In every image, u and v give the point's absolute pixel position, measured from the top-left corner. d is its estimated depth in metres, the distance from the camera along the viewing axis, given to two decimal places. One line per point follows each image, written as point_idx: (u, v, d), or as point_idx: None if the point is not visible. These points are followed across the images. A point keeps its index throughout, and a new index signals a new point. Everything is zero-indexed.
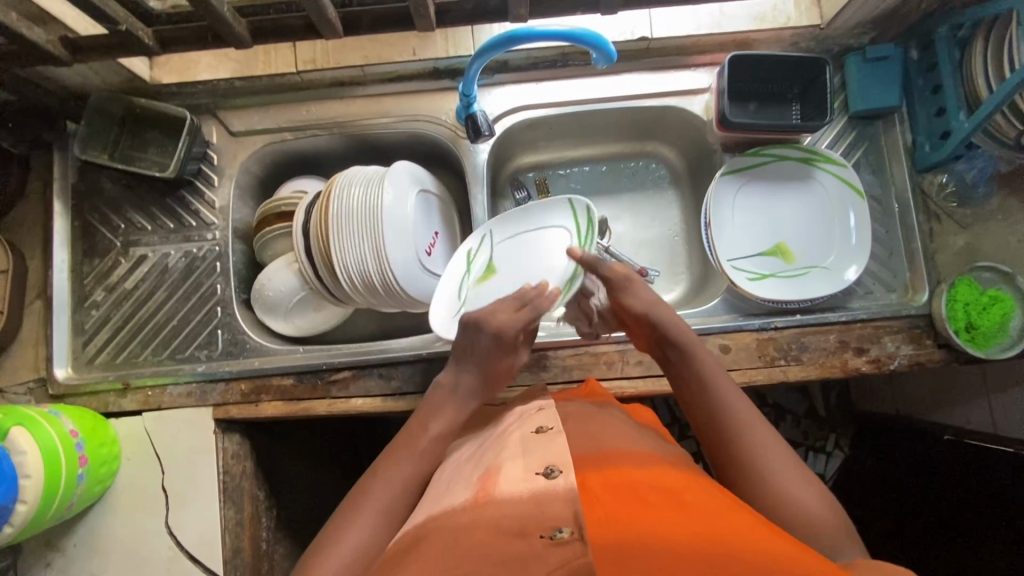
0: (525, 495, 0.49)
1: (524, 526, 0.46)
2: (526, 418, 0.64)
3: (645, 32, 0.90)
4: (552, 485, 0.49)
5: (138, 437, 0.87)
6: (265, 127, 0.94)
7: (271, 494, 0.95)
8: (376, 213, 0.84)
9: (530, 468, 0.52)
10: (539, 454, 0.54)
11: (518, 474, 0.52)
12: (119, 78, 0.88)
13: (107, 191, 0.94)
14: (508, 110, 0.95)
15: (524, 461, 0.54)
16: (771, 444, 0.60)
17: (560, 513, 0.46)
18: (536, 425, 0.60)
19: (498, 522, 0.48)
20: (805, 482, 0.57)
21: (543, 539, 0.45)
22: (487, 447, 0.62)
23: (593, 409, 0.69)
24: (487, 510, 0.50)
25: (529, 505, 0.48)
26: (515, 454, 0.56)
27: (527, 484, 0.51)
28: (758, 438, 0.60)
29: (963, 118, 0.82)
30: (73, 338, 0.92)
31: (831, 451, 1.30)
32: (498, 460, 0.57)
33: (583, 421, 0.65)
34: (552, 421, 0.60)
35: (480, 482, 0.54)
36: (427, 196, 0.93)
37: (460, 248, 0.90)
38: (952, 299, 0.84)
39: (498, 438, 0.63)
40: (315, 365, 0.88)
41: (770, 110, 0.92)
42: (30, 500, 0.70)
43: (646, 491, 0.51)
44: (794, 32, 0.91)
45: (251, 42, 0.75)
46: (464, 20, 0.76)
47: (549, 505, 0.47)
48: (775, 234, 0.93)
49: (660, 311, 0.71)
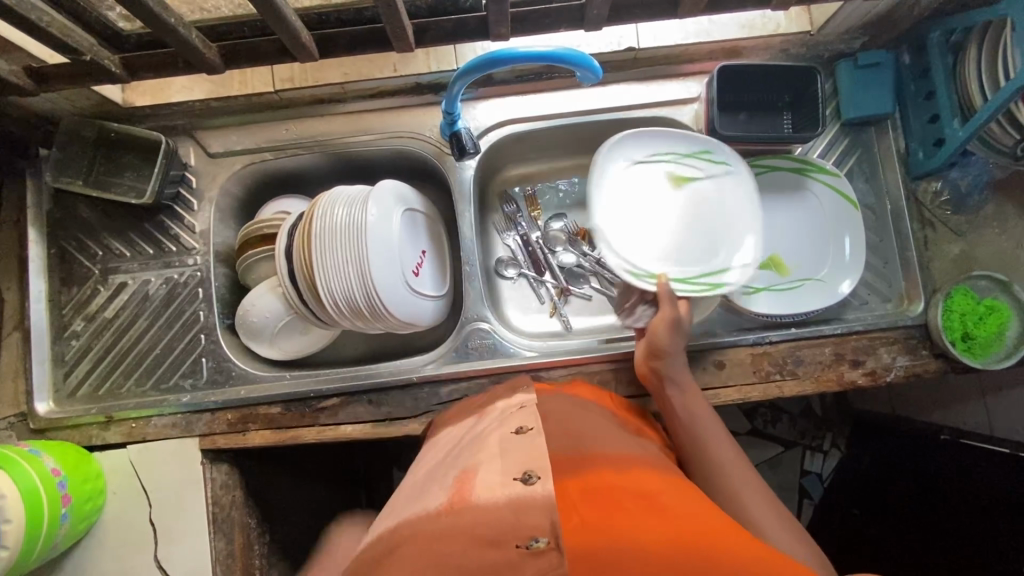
0: (502, 500, 0.49)
1: (501, 534, 0.46)
2: (507, 416, 0.63)
3: (632, 42, 0.87)
4: (531, 492, 0.49)
5: (123, 470, 0.85)
6: (243, 148, 0.92)
7: (263, 520, 0.94)
8: (364, 232, 0.82)
9: (508, 472, 0.52)
10: (518, 457, 0.53)
11: (495, 478, 0.51)
12: (90, 103, 0.85)
13: (83, 217, 0.92)
14: (495, 124, 0.92)
15: (502, 465, 0.53)
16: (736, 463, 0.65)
17: (537, 522, 0.46)
18: (517, 424, 0.59)
19: (474, 527, 0.47)
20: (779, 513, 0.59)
21: (519, 549, 0.45)
22: (462, 449, 0.61)
23: (570, 403, 0.66)
24: (463, 517, 0.49)
25: (506, 510, 0.48)
26: (492, 456, 0.55)
27: (504, 490, 0.50)
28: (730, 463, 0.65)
29: (957, 126, 0.80)
30: (54, 370, 0.89)
31: (828, 450, 1.30)
32: (474, 460, 0.56)
33: (563, 417, 0.62)
34: (533, 421, 0.58)
35: (456, 486, 0.53)
36: (414, 214, 0.92)
37: (713, 141, 0.86)
38: (948, 309, 0.83)
39: (474, 439, 0.61)
40: (302, 392, 0.87)
41: (761, 120, 0.90)
42: (11, 545, 0.68)
43: (622, 495, 0.50)
44: (784, 39, 0.89)
45: (223, 67, 0.72)
46: (444, 39, 0.73)
47: (527, 513, 0.47)
48: (767, 246, 0.90)
49: (678, 349, 0.75)
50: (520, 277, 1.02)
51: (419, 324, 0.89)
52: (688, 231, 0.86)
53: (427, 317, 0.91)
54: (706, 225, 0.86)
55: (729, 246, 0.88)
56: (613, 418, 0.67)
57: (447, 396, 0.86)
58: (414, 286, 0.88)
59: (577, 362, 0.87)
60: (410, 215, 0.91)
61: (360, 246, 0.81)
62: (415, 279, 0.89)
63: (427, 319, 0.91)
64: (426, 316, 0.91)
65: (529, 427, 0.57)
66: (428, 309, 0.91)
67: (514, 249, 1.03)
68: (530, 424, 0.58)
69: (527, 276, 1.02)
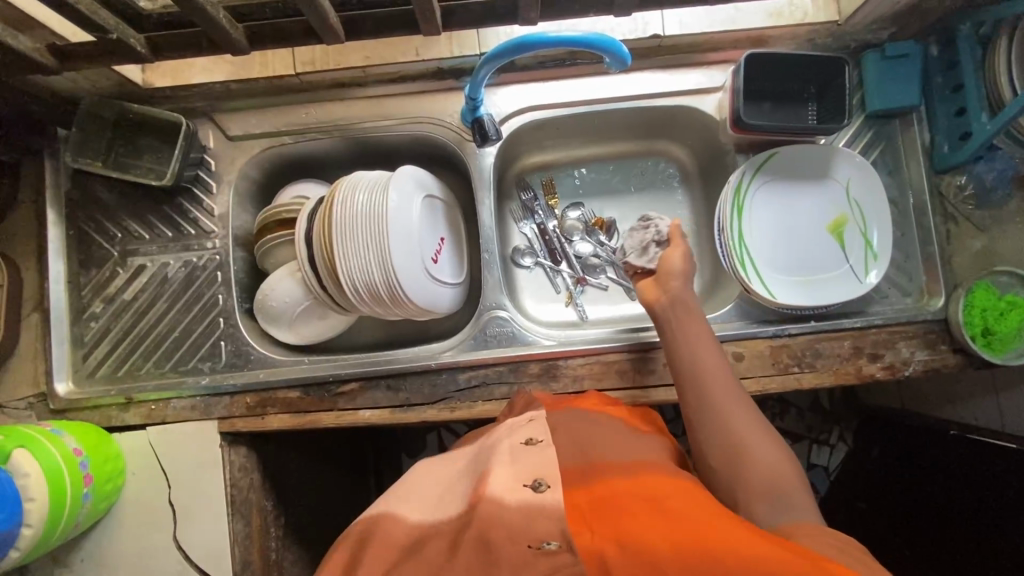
0: (513, 502, 0.50)
1: (512, 533, 0.48)
2: (515, 425, 0.63)
3: (657, 30, 0.86)
4: (542, 501, 0.51)
5: (142, 452, 0.86)
6: (263, 131, 0.91)
7: (279, 503, 0.94)
8: (377, 215, 0.81)
9: (518, 478, 0.53)
10: (529, 463, 0.55)
11: (506, 482, 0.53)
12: (110, 83, 0.84)
13: (102, 199, 0.91)
14: (517, 110, 0.92)
15: (513, 470, 0.54)
16: (727, 385, 0.67)
17: (547, 529, 0.48)
18: (526, 435, 0.59)
19: (491, 526, 0.49)
20: (769, 442, 0.62)
21: (532, 549, 0.47)
22: (476, 457, 0.61)
23: (582, 415, 0.66)
24: (479, 516, 0.50)
25: (519, 517, 0.49)
26: (503, 460, 0.56)
27: (515, 494, 0.51)
28: (724, 387, 0.67)
29: (985, 119, 0.80)
30: (73, 351, 0.90)
31: (835, 443, 1.31)
32: (485, 464, 0.56)
33: (574, 424, 0.63)
34: (543, 434, 0.59)
35: (471, 488, 0.55)
36: (427, 185, 0.90)
37: (880, 249, 0.87)
38: (969, 304, 0.83)
39: (487, 446, 0.62)
40: (321, 377, 0.87)
41: (786, 110, 0.89)
42: (35, 523, 0.69)
43: (626, 498, 0.50)
44: (810, 29, 0.88)
45: (247, 47, 0.72)
46: (471, 23, 0.72)
47: (537, 522, 0.49)
48: (809, 269, 0.89)
49: (688, 277, 0.79)
50: (536, 266, 1.02)
51: (439, 311, 0.90)
52: (787, 256, 0.89)
53: (444, 306, 0.91)
54: (798, 266, 0.89)
55: (795, 238, 0.90)
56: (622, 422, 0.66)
57: (465, 382, 0.87)
58: (434, 273, 0.88)
59: (596, 352, 0.87)
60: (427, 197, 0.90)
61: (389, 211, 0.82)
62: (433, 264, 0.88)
63: (447, 306, 0.92)
64: (443, 308, 0.91)
65: (540, 437, 0.58)
66: (446, 300, 0.91)
67: (531, 238, 1.03)
68: (541, 436, 0.59)
69: (543, 265, 1.02)
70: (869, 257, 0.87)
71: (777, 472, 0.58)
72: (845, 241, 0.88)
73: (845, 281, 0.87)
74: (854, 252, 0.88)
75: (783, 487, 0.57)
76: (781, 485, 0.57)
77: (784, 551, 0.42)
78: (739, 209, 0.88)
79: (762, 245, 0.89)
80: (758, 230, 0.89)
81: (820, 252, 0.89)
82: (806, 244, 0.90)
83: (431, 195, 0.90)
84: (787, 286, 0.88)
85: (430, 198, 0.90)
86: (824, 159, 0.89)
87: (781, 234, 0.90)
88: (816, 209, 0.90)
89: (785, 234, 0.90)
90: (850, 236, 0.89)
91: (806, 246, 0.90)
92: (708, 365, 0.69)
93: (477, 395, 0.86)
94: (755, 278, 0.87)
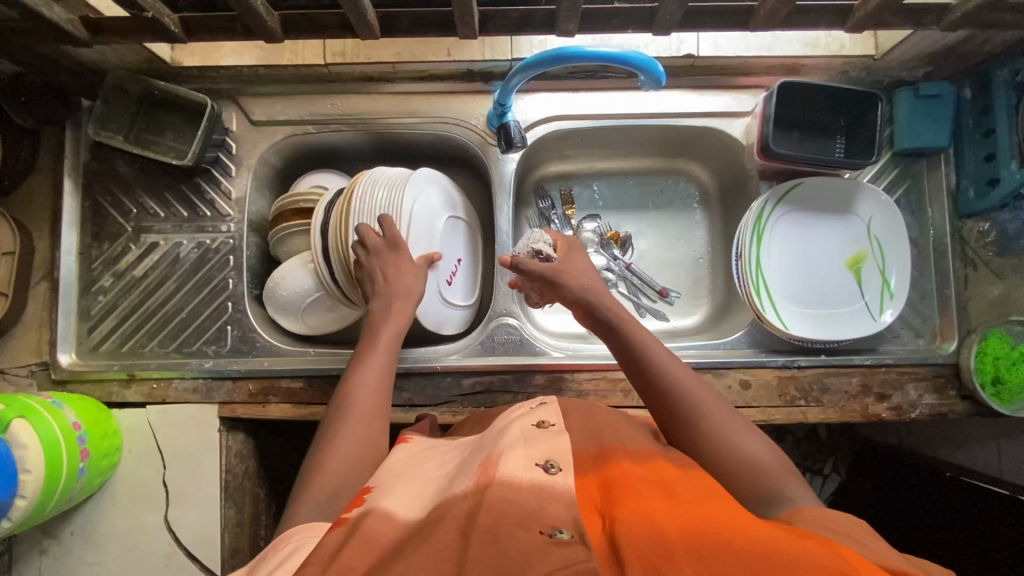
0: (526, 483, 0.49)
1: (526, 518, 0.44)
2: (524, 412, 0.64)
3: (691, 49, 0.86)
4: (554, 481, 0.50)
5: (140, 430, 0.85)
6: (287, 118, 0.91)
7: (269, 492, 0.95)
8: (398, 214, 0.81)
9: (531, 458, 0.53)
10: (541, 447, 0.55)
11: (519, 462, 0.52)
12: (139, 58, 0.84)
13: (120, 172, 0.91)
14: (542, 119, 0.91)
15: (525, 452, 0.54)
16: (699, 390, 0.62)
17: (561, 516, 0.45)
18: (537, 419, 0.61)
19: (506, 504, 0.46)
20: (752, 433, 0.58)
21: (543, 536, 0.42)
22: (481, 442, 0.60)
23: (597, 409, 0.67)
24: (490, 491, 0.48)
25: (530, 494, 0.48)
26: (516, 444, 0.55)
27: (528, 473, 0.50)
28: (697, 393, 0.61)
29: (1014, 168, 0.79)
30: (79, 323, 0.89)
31: (828, 474, 1.24)
32: (496, 448, 0.55)
33: (586, 417, 0.65)
34: (554, 418, 0.61)
35: (480, 469, 0.53)
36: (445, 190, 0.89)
37: (899, 291, 0.87)
38: (981, 351, 0.82)
39: (494, 429, 0.62)
40: (326, 369, 0.86)
41: (815, 141, 0.88)
42: (29, 495, 0.69)
43: (637, 485, 0.50)
44: (845, 61, 0.87)
45: (282, 36, 0.71)
46: (508, 30, 0.72)
47: (549, 506, 0.46)
48: (825, 302, 0.88)
49: (603, 294, 0.72)
50: None
51: (444, 327, 0.90)
52: (806, 290, 0.88)
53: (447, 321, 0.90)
54: (818, 299, 0.88)
55: (814, 272, 0.89)
56: (635, 423, 0.67)
57: (469, 388, 0.86)
58: (446, 296, 0.88)
59: (603, 368, 0.86)
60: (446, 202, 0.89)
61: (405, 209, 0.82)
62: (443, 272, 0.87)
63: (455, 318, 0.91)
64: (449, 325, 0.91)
65: (552, 423, 0.60)
66: (453, 317, 0.91)
67: None
68: (552, 420, 0.60)
69: None
70: (887, 297, 0.87)
71: (768, 462, 0.55)
72: (862, 277, 0.88)
73: (861, 320, 0.87)
74: (870, 290, 0.88)
75: (786, 484, 0.53)
76: (779, 481, 0.53)
77: (797, 537, 0.41)
78: (759, 236, 0.87)
79: (780, 278, 0.88)
80: (775, 259, 0.88)
81: (839, 287, 0.88)
82: (822, 277, 0.89)
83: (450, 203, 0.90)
84: (800, 319, 0.87)
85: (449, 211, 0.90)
86: (842, 193, 0.89)
87: (799, 267, 0.89)
88: (834, 246, 0.89)
89: (804, 267, 0.89)
90: (867, 276, 0.88)
91: (825, 280, 0.89)
92: (669, 364, 0.64)
93: (480, 402, 0.86)
94: (773, 312, 0.86)
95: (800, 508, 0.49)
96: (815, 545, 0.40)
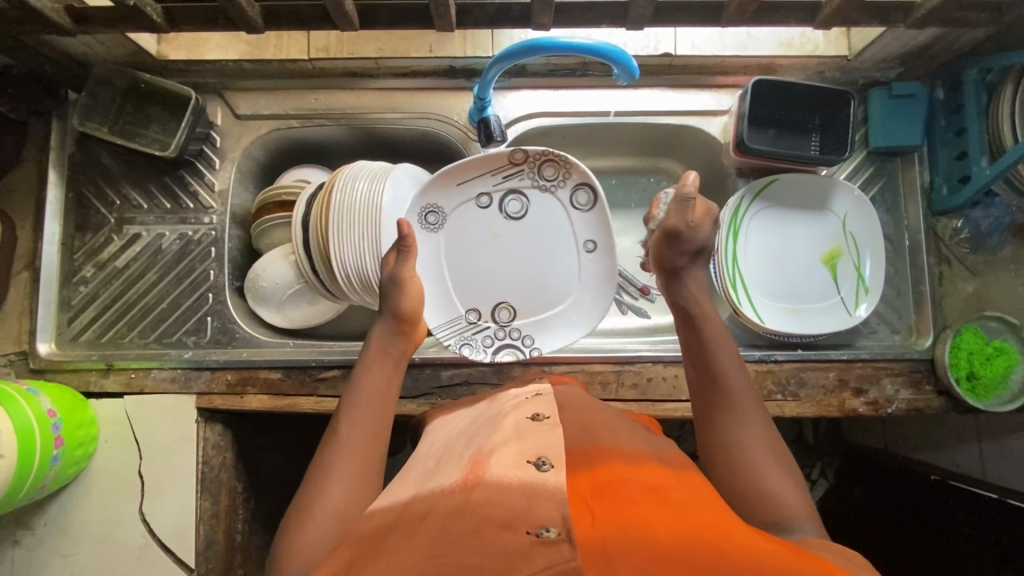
0: (514, 483, 0.48)
1: (512, 519, 0.43)
2: (519, 404, 0.63)
3: (669, 48, 0.87)
4: (543, 479, 0.48)
5: (116, 420, 0.85)
6: (271, 113, 0.92)
7: (247, 486, 0.94)
8: (547, 192, 0.82)
9: (522, 455, 0.51)
10: (535, 443, 0.53)
11: (509, 460, 0.51)
12: (124, 51, 0.85)
13: (105, 164, 0.92)
14: (523, 116, 0.92)
15: (517, 449, 0.52)
16: (753, 417, 0.58)
17: (549, 513, 0.43)
18: (531, 413, 0.59)
19: (491, 507, 0.45)
20: (784, 473, 0.55)
21: (530, 536, 0.42)
22: (475, 431, 0.60)
23: (590, 402, 0.67)
24: (476, 492, 0.48)
25: (518, 491, 0.47)
26: (509, 440, 0.54)
27: (518, 472, 0.49)
28: (750, 417, 0.58)
29: (984, 164, 0.80)
30: (59, 313, 0.89)
31: (815, 479, 1.23)
32: (489, 444, 0.55)
33: (579, 412, 0.63)
34: (549, 411, 0.59)
35: (470, 465, 0.52)
36: (431, 189, 0.80)
37: (874, 287, 0.88)
38: (956, 346, 0.83)
39: (488, 422, 0.61)
40: (305, 360, 0.86)
41: (790, 138, 0.90)
42: (1, 480, 0.67)
43: (635, 488, 0.49)
44: (820, 61, 0.89)
45: (263, 27, 0.72)
46: (485, 23, 0.73)
47: (538, 504, 0.45)
48: (800, 298, 0.89)
49: (689, 269, 0.69)
50: None
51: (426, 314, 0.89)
52: (787, 290, 0.89)
53: (531, 331, 0.84)
54: (798, 298, 0.89)
55: (796, 271, 0.90)
56: (621, 417, 0.66)
57: (447, 379, 0.86)
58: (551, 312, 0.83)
59: (580, 361, 0.86)
60: (421, 214, 0.81)
61: (494, 197, 0.82)
62: (530, 259, 0.83)
63: (523, 328, 0.83)
64: (543, 335, 0.83)
65: (546, 416, 0.58)
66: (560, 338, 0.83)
67: None
68: (547, 414, 0.58)
69: None
70: (862, 293, 0.88)
71: (778, 486, 0.53)
72: (838, 272, 0.89)
73: (834, 314, 0.88)
74: (844, 287, 0.89)
75: (784, 507, 0.52)
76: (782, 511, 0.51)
77: (791, 553, 0.41)
78: (736, 231, 0.88)
79: (765, 276, 0.89)
80: (753, 255, 0.89)
81: (818, 287, 0.89)
82: (800, 275, 0.90)
83: (428, 209, 0.81)
84: (777, 314, 0.88)
85: (443, 209, 0.81)
86: (822, 194, 0.90)
87: (777, 265, 0.90)
88: (816, 244, 0.90)
89: (783, 265, 0.90)
90: (842, 275, 0.89)
91: (807, 281, 0.89)
92: (721, 348, 0.62)
93: (458, 394, 0.86)
94: (749, 307, 0.87)
95: (806, 539, 0.48)
96: (808, 564, 0.39)
